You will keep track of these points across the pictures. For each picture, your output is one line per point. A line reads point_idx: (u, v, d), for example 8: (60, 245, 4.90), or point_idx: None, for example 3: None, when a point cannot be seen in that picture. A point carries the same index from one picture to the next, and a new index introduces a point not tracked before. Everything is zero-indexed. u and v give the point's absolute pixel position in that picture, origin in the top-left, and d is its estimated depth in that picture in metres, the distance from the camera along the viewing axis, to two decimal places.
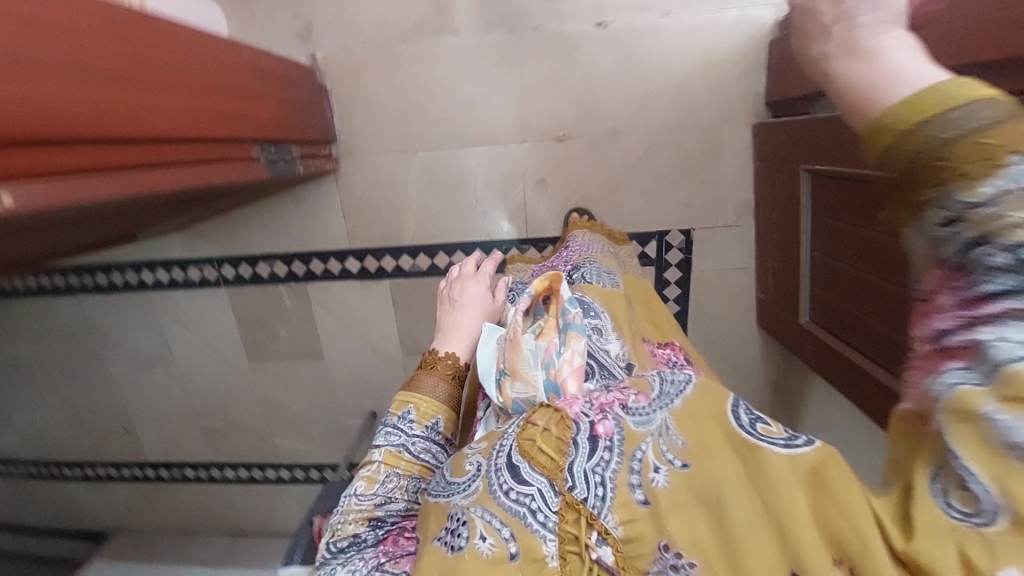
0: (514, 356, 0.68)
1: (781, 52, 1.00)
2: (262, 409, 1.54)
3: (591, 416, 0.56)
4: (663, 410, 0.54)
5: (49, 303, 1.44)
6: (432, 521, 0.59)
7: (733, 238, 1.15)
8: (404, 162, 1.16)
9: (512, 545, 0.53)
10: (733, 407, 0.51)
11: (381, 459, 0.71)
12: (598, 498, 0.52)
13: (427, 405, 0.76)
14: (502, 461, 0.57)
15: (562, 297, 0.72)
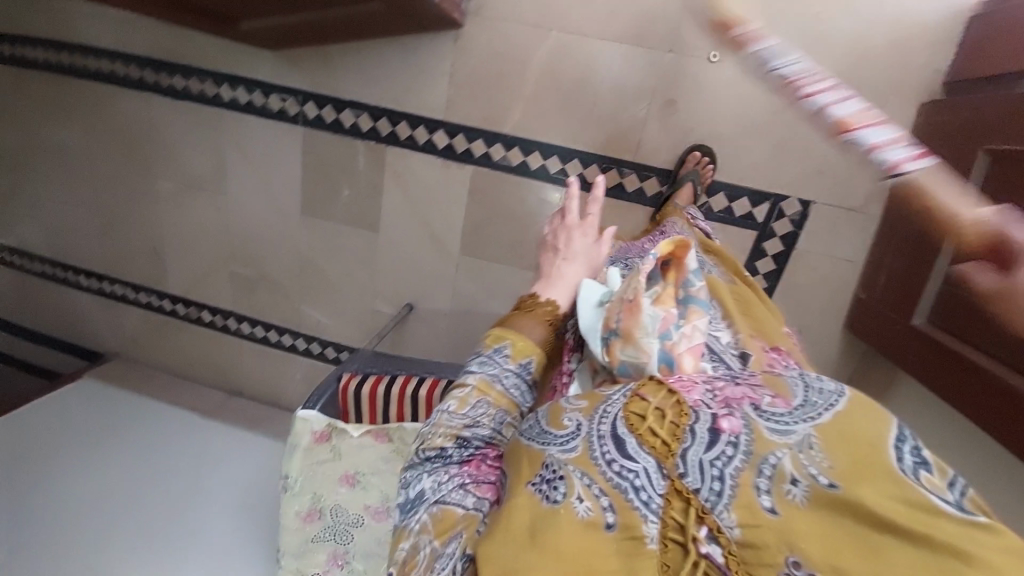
0: (630, 321, 0.54)
1: (982, 26, 0.90)
2: (299, 269, 1.49)
3: (713, 408, 0.45)
4: (806, 421, 0.41)
5: (114, 95, 1.36)
6: (524, 466, 0.47)
7: (851, 223, 1.07)
8: (534, 40, 1.06)
9: (609, 515, 0.43)
10: (897, 441, 0.38)
11: (472, 385, 0.60)
12: (714, 493, 0.42)
13: (522, 344, 0.63)
14: (607, 428, 0.46)
15: (687, 266, 0.59)
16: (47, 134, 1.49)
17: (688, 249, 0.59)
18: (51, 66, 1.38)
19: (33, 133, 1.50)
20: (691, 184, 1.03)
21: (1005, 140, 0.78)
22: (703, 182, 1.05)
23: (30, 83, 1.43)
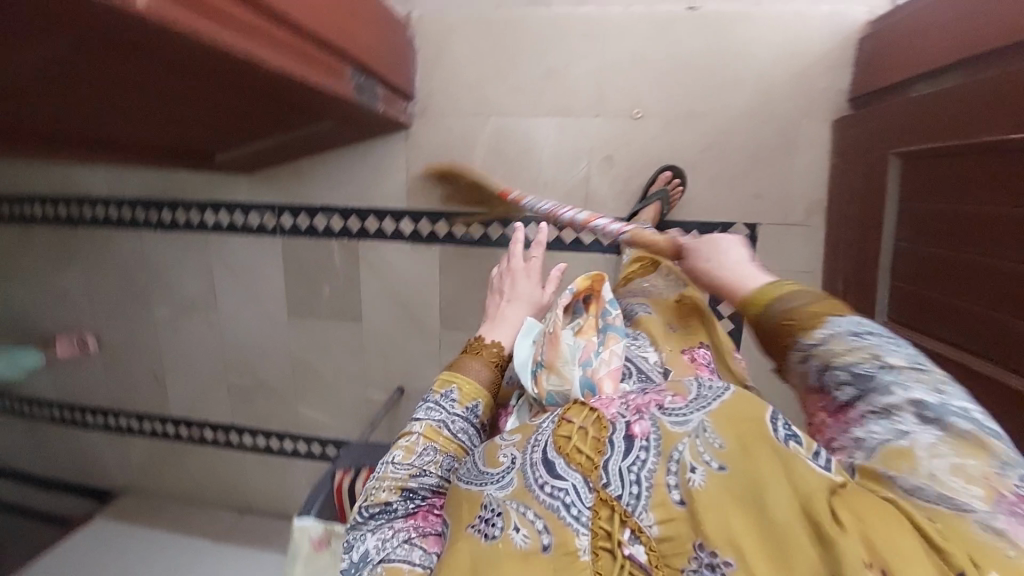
0: (552, 352, 0.69)
1: (869, 48, 1.00)
2: (290, 370, 1.51)
3: (627, 416, 0.54)
4: (699, 410, 0.51)
5: (111, 236, 1.48)
6: (465, 509, 0.56)
7: (801, 237, 1.11)
8: (475, 127, 1.18)
9: (546, 538, 0.52)
10: (772, 417, 0.49)
11: (420, 432, 0.68)
12: (634, 496, 0.51)
13: (468, 386, 0.73)
14: (538, 456, 0.56)
15: (604, 298, 0.75)
16: (51, 282, 1.60)
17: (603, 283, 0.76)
18: (55, 220, 1.52)
19: (38, 284, 1.61)
20: (659, 202, 1.09)
21: (915, 139, 0.82)
22: (673, 203, 1.11)
23: (36, 239, 1.56)
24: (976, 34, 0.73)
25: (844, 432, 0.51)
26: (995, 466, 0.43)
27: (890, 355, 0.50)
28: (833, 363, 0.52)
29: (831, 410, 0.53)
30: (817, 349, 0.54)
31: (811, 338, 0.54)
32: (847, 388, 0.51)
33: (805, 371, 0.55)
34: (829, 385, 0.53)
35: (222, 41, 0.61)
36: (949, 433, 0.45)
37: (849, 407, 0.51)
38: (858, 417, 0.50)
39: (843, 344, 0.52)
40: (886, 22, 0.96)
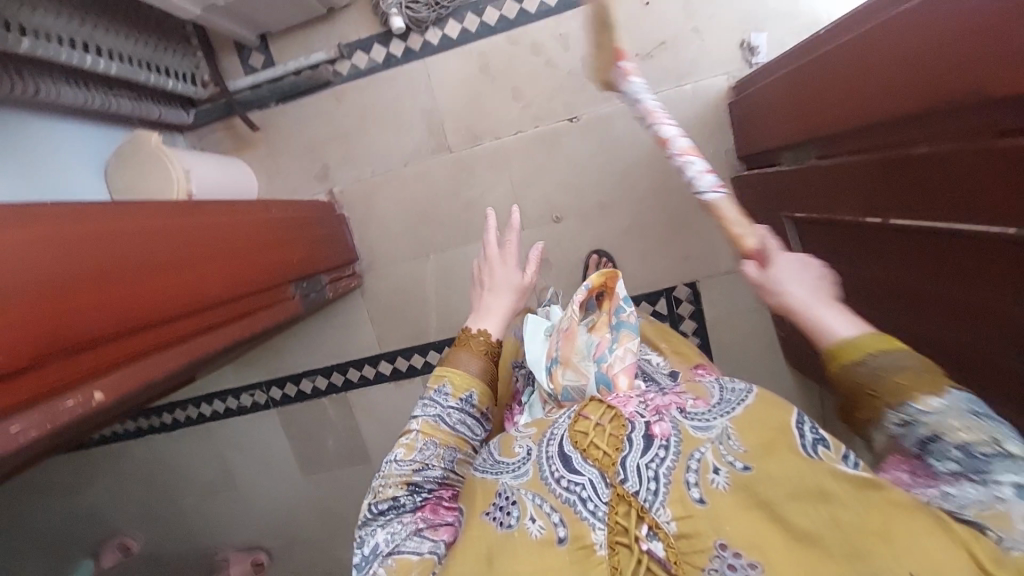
0: (567, 346, 0.76)
1: (736, 111, 1.09)
2: (320, 521, 1.57)
3: (646, 416, 0.57)
4: (721, 415, 0.54)
5: (124, 448, 1.57)
6: (479, 498, 0.60)
7: (737, 281, 1.20)
8: (421, 266, 1.28)
9: (560, 530, 0.55)
10: (798, 421, 0.50)
11: (419, 428, 0.72)
12: (651, 493, 0.52)
13: (460, 379, 0.78)
14: (554, 449, 0.59)
15: (618, 297, 0.79)
16: (79, 503, 1.67)
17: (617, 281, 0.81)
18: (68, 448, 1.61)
19: (66, 509, 1.68)
20: None
21: (798, 207, 0.88)
22: None
23: (55, 469, 1.64)
24: (815, 119, 0.80)
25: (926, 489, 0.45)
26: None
27: (1010, 441, 0.43)
28: (945, 436, 0.44)
29: (913, 473, 0.46)
30: (926, 418, 0.46)
31: (924, 405, 0.46)
32: (953, 463, 0.44)
33: (900, 436, 0.47)
34: (929, 452, 0.45)
35: (177, 358, 0.72)
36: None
37: (944, 478, 0.44)
38: (953, 480, 0.44)
39: (963, 423, 0.44)
40: (744, 91, 1.05)
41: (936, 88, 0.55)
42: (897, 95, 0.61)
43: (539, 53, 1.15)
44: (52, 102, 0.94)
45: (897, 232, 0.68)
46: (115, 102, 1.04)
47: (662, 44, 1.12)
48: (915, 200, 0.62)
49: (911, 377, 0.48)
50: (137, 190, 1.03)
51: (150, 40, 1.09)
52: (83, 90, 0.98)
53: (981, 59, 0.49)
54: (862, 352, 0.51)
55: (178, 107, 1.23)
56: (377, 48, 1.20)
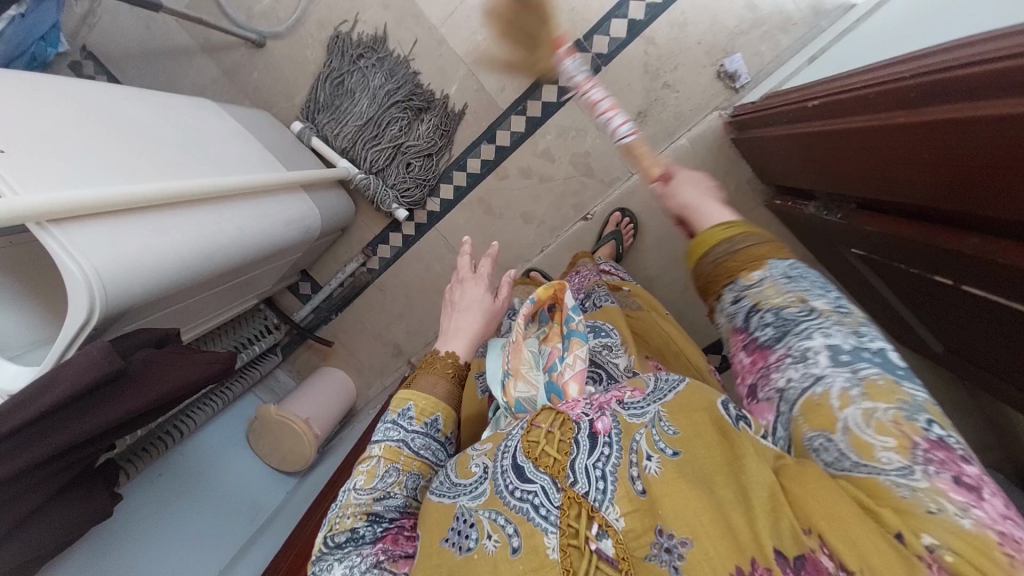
0: (514, 357, 0.57)
1: (744, 150, 1.04)
2: None
3: (589, 414, 0.44)
4: (656, 401, 0.44)
5: None
6: (432, 522, 0.45)
7: None
8: None
9: (513, 539, 0.40)
10: (724, 402, 0.42)
11: (379, 451, 0.55)
12: (602, 491, 0.40)
13: (426, 401, 0.59)
14: (508, 461, 0.44)
15: (568, 305, 0.60)
16: None
17: (566, 289, 0.60)
18: None
19: None
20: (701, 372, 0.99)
21: (859, 250, 0.83)
22: None
23: None
24: (843, 183, 0.75)
25: (765, 378, 0.41)
26: (906, 410, 0.34)
27: (819, 297, 0.42)
28: (763, 304, 0.43)
29: (756, 357, 0.42)
30: (749, 292, 0.44)
31: (748, 281, 0.45)
32: (771, 329, 0.42)
33: (733, 317, 0.45)
34: (751, 325, 0.43)
35: None
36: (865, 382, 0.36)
37: (770, 349, 0.42)
38: (777, 362, 0.41)
39: (776, 289, 0.43)
40: (743, 134, 1.01)
41: (978, 200, 0.51)
42: (932, 190, 0.57)
43: (530, 174, 1.16)
44: (195, 429, 1.04)
45: (977, 297, 0.63)
46: (229, 395, 1.14)
47: (639, 110, 1.09)
48: (989, 280, 0.58)
49: (748, 252, 0.46)
50: (279, 453, 1.14)
51: (227, 326, 1.19)
52: (210, 404, 1.08)
53: (1020, 180, 0.45)
54: (714, 242, 0.48)
55: (272, 354, 1.33)
56: (394, 236, 1.27)
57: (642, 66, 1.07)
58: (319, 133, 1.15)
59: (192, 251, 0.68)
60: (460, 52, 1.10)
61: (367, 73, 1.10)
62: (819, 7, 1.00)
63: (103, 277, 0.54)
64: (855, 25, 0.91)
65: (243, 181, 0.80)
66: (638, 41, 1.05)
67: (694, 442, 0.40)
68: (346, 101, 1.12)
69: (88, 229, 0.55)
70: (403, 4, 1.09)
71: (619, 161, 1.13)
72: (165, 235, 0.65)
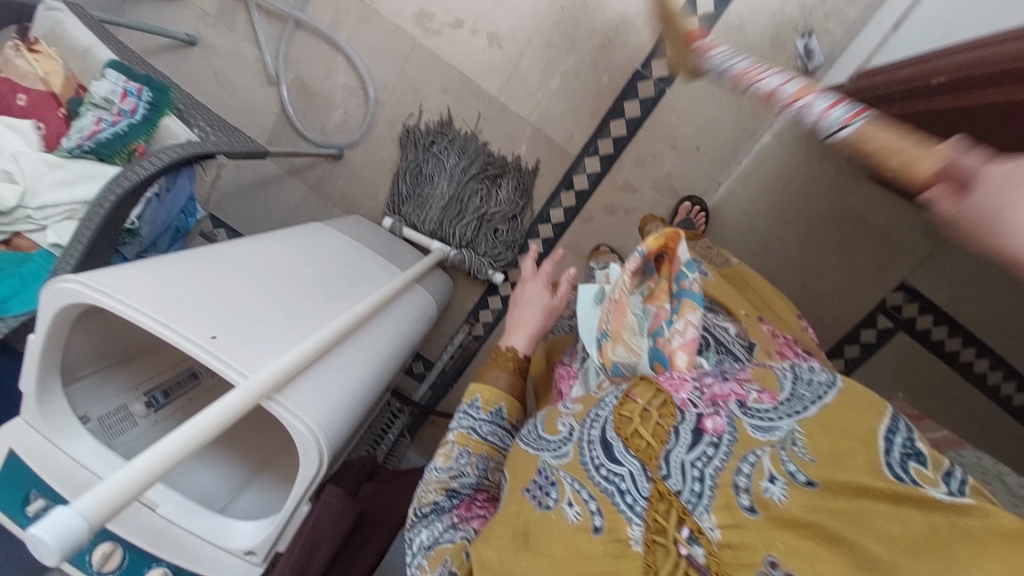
0: (619, 318, 0.59)
1: None
2: None
3: (698, 407, 0.44)
4: (790, 413, 0.40)
5: None
6: (520, 471, 0.48)
7: (950, 251, 1.06)
8: None
9: (598, 518, 0.42)
10: (889, 430, 0.36)
11: (452, 437, 0.60)
12: (696, 493, 0.40)
13: (490, 392, 0.65)
14: (596, 432, 0.46)
15: (681, 261, 0.60)
16: None
17: (681, 244, 0.61)
18: None
19: None
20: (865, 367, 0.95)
21: None
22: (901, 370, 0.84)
23: None
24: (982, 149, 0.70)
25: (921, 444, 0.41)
26: None
27: None
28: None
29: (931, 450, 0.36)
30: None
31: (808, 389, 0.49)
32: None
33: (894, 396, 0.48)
34: None
35: None
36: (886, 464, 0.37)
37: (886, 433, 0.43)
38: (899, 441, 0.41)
39: None
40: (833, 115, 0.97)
41: None
42: None
43: (616, 209, 1.16)
44: None
45: None
46: None
47: (714, 121, 1.08)
48: None
49: None
50: None
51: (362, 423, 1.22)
52: None
53: None
54: None
55: (402, 439, 1.35)
56: (493, 299, 1.31)
57: (708, 77, 1.05)
58: (407, 223, 1.20)
59: (368, 376, 0.74)
60: (523, 112, 1.13)
61: (442, 157, 1.15)
62: None
63: (323, 430, 0.59)
64: None
65: (385, 292, 0.85)
66: (698, 55, 1.04)
67: (841, 464, 0.35)
68: (428, 187, 1.17)
69: (299, 390, 0.60)
70: (460, 84, 1.13)
71: (704, 175, 1.12)
72: (348, 371, 0.70)
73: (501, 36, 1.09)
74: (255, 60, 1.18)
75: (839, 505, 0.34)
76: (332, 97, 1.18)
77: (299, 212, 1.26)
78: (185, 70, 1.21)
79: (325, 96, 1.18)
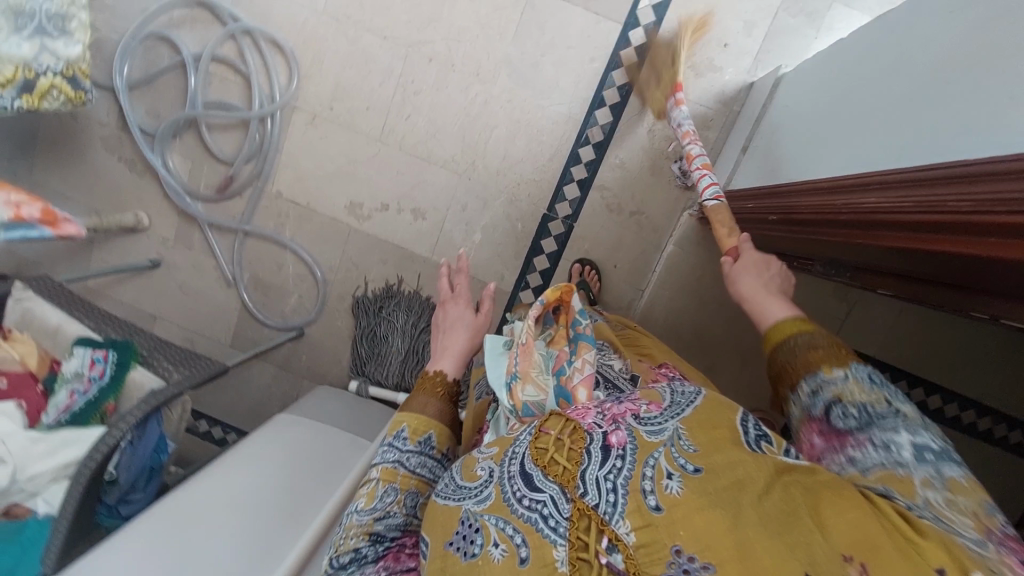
0: (526, 361, 0.70)
1: (728, 233, 1.08)
2: None
3: (602, 426, 0.51)
4: (674, 417, 0.51)
5: None
6: (444, 525, 0.53)
7: (864, 309, 1.14)
8: None
9: (524, 551, 0.47)
10: (743, 419, 0.52)
11: (377, 475, 0.67)
12: (611, 504, 0.45)
13: (417, 421, 0.74)
14: (514, 467, 0.51)
15: (574, 310, 0.77)
16: None
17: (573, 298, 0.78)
18: None
19: None
20: None
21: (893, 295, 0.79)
22: None
23: None
24: (843, 252, 0.75)
25: (837, 454, 0.51)
26: None
27: None
28: (844, 399, 0.54)
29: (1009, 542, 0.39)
30: (829, 385, 0.56)
31: (829, 375, 0.56)
32: (852, 420, 0.52)
33: (812, 404, 0.56)
34: None
35: None
36: (948, 476, 0.44)
37: (848, 434, 0.51)
38: (855, 444, 0.50)
39: None
40: None
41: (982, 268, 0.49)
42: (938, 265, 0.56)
43: None
44: None
45: None
46: None
47: (621, 239, 1.21)
48: None
49: None
50: None
51: None
52: None
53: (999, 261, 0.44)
54: None
55: None
56: None
57: (605, 207, 1.20)
58: (372, 382, 1.29)
59: None
60: None
61: (392, 318, 1.27)
62: (725, 96, 1.13)
63: None
64: (762, 113, 1.03)
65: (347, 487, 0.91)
66: (593, 192, 1.20)
67: (717, 452, 0.47)
68: (384, 346, 1.27)
69: None
70: (396, 254, 1.27)
71: (628, 286, 1.23)
72: None
73: (423, 209, 1.24)
74: (213, 268, 1.33)
75: (732, 480, 0.44)
76: (285, 285, 1.31)
77: (273, 391, 1.36)
78: (156, 287, 1.35)
79: (279, 286, 1.31)
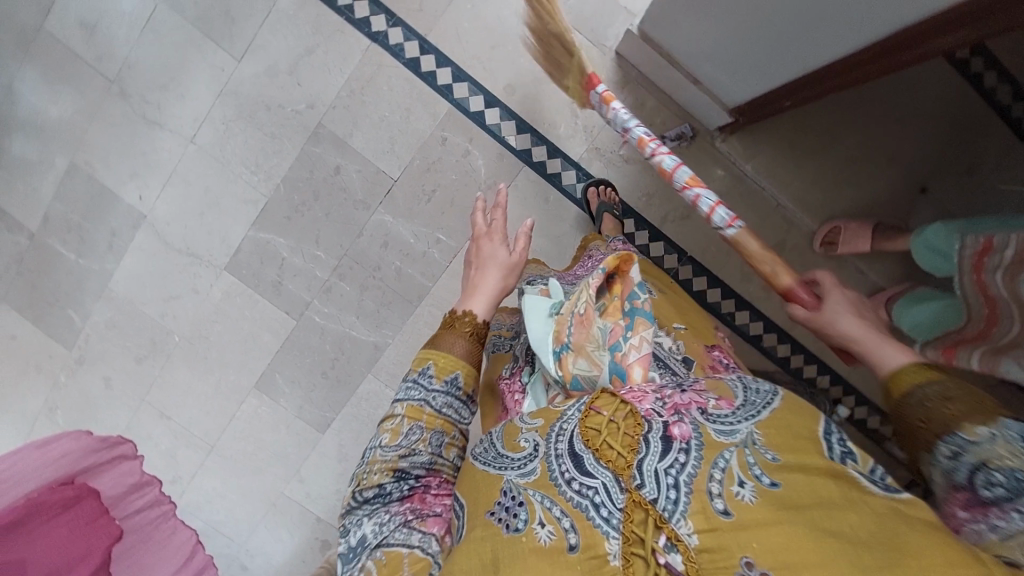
0: (580, 331, 0.58)
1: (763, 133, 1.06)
2: None
3: (664, 416, 0.49)
4: (747, 419, 0.49)
5: None
6: (485, 490, 0.50)
7: None
8: None
9: (570, 535, 0.45)
10: (824, 431, 0.48)
11: (402, 411, 0.62)
12: (672, 501, 0.44)
13: (444, 358, 0.65)
14: (565, 446, 0.50)
15: (633, 280, 0.61)
16: None
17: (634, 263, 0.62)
18: None
19: None
20: None
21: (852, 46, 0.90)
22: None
23: None
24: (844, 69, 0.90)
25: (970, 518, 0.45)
26: None
27: None
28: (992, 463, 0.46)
29: None
30: (972, 448, 0.47)
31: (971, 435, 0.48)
32: (1000, 489, 0.44)
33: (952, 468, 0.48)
34: None
35: None
36: None
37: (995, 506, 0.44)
38: (1002, 513, 0.43)
39: None
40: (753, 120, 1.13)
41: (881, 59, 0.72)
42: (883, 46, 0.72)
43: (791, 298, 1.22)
44: None
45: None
46: None
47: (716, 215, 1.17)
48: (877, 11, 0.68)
49: None
50: None
51: None
52: None
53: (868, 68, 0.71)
54: None
55: None
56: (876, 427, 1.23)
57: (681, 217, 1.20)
58: None
59: None
60: None
61: None
62: (617, 81, 1.16)
63: None
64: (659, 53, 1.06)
65: None
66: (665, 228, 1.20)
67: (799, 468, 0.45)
68: None
69: None
70: None
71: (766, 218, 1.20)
72: None
73: None
74: None
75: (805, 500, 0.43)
76: None
77: None
78: None
79: None
